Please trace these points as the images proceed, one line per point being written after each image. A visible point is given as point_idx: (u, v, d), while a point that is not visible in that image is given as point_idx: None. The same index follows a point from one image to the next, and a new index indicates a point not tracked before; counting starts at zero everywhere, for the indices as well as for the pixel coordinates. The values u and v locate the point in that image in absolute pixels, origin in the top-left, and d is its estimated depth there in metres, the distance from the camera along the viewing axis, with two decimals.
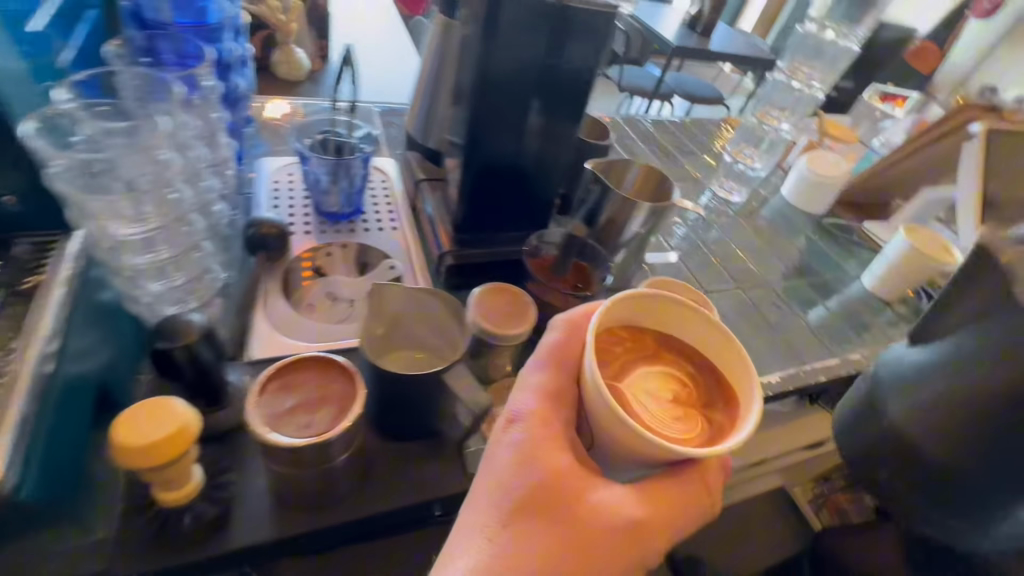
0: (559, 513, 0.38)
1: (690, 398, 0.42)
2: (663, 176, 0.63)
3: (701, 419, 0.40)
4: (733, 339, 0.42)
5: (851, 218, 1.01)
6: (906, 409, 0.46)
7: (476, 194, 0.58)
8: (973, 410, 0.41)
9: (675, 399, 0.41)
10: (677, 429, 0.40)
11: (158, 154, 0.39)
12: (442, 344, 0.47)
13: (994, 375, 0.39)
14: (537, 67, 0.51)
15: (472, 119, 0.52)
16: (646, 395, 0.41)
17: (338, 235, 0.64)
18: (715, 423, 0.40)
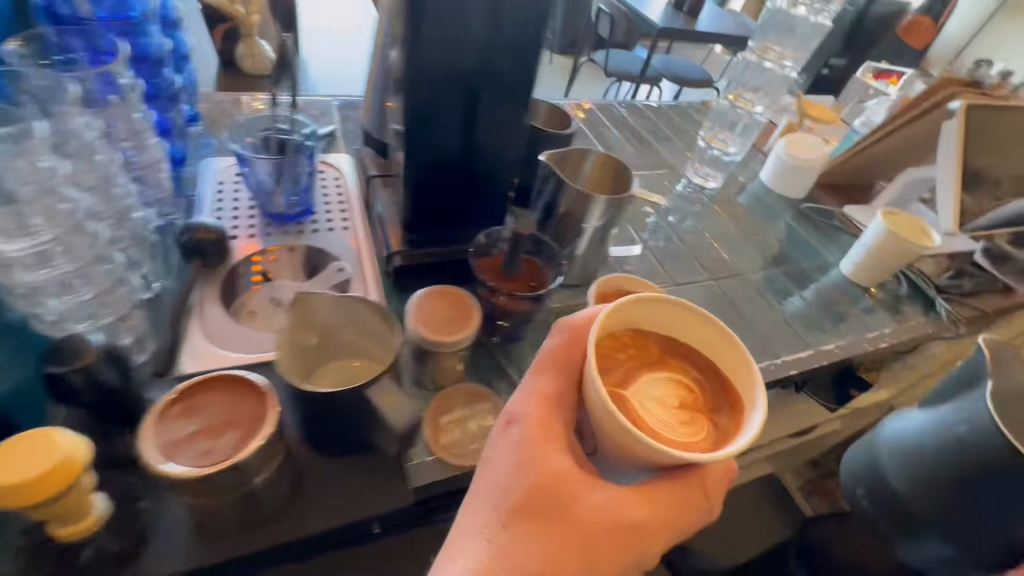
0: (554, 516, 0.35)
1: (697, 401, 0.39)
2: (621, 165, 0.60)
3: (705, 423, 0.38)
4: (738, 343, 0.40)
5: (831, 202, 0.98)
6: (901, 466, 0.60)
7: (423, 192, 0.54)
8: (966, 471, 0.52)
9: (679, 402, 0.39)
10: (683, 434, 0.37)
11: (40, 161, 0.36)
12: (377, 348, 0.44)
13: (982, 444, 0.51)
14: (476, 53, 0.47)
15: (410, 113, 0.49)
16: (649, 397, 0.38)
17: (285, 237, 0.61)
18: (720, 427, 0.38)
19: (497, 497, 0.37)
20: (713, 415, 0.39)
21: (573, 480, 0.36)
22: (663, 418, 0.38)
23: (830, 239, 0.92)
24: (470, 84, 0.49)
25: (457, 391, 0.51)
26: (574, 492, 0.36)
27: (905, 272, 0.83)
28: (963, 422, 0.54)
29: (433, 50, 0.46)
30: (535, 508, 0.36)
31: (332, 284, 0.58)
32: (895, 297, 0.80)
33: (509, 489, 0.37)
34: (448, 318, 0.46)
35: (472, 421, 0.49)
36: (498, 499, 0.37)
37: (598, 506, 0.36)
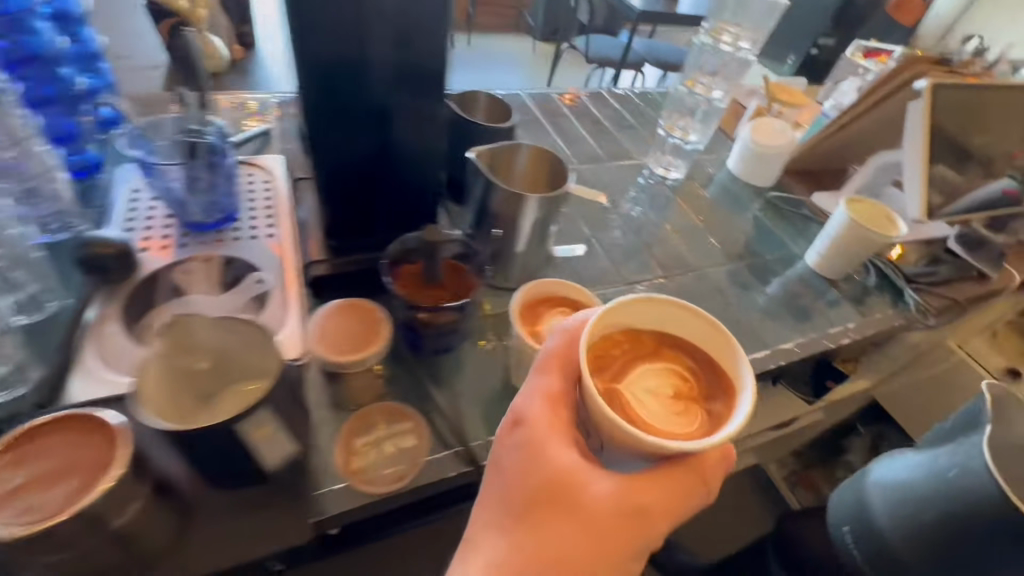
0: (563, 509, 0.36)
1: (690, 392, 0.40)
2: (555, 159, 0.57)
3: (699, 412, 0.39)
4: (723, 334, 0.41)
5: (801, 190, 0.94)
6: (893, 516, 0.48)
7: (339, 197, 0.50)
8: (963, 532, 0.43)
9: (674, 393, 0.40)
10: (678, 423, 0.38)
11: None
12: (257, 366, 0.38)
13: (987, 510, 0.41)
14: (371, 44, 0.42)
15: (309, 113, 0.44)
16: (644, 392, 0.39)
17: (201, 247, 0.57)
18: (714, 414, 0.38)
19: (506, 491, 0.37)
20: (706, 404, 0.39)
21: (580, 473, 0.37)
22: (653, 408, 0.39)
23: (799, 229, 0.88)
24: (373, 79, 0.44)
25: (375, 411, 0.47)
26: (579, 484, 0.36)
27: (874, 260, 0.79)
28: (956, 467, 0.44)
29: (320, 43, 0.41)
30: (542, 502, 0.36)
31: (250, 297, 0.54)
32: (862, 289, 0.77)
33: (517, 484, 0.37)
34: (353, 335, 0.42)
35: (388, 443, 0.46)
36: (509, 494, 0.37)
37: (605, 497, 0.36)
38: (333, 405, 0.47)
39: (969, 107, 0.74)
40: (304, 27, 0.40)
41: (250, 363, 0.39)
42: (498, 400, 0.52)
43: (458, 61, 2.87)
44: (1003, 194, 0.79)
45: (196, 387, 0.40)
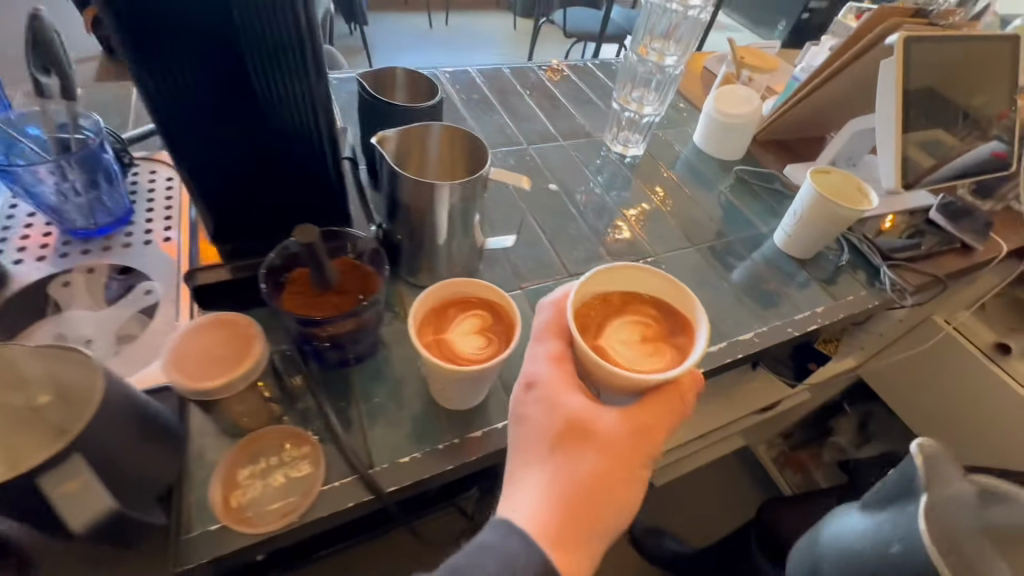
0: (585, 443, 0.37)
1: (655, 334, 0.43)
2: (471, 138, 0.51)
3: (667, 348, 0.41)
4: (671, 279, 0.44)
5: (773, 162, 0.87)
6: None
7: (220, 199, 0.45)
8: None
9: (644, 337, 0.42)
10: (653, 360, 0.40)
11: None
12: (88, 397, 0.32)
13: None
14: (210, 24, 0.36)
15: (156, 110, 0.39)
16: (620, 342, 0.42)
17: (84, 257, 0.52)
18: (680, 348, 0.41)
19: (530, 440, 0.38)
20: (671, 341, 0.42)
21: (589, 411, 0.38)
22: (623, 353, 0.41)
23: (769, 205, 0.81)
24: (224, 64, 0.38)
25: (265, 435, 0.42)
26: (590, 420, 0.38)
27: (846, 236, 0.73)
28: (898, 542, 0.39)
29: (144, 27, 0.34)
30: (562, 441, 0.38)
31: (136, 310, 0.49)
32: (835, 268, 0.71)
33: (538, 432, 0.38)
34: (218, 358, 0.37)
35: (278, 472, 0.41)
36: (532, 440, 0.38)
37: (615, 428, 0.38)
38: (217, 431, 0.42)
39: (947, 62, 0.67)
40: (117, 10, 0.33)
41: (77, 394, 0.33)
42: (410, 416, 0.46)
43: (435, 41, 2.75)
44: (993, 156, 0.72)
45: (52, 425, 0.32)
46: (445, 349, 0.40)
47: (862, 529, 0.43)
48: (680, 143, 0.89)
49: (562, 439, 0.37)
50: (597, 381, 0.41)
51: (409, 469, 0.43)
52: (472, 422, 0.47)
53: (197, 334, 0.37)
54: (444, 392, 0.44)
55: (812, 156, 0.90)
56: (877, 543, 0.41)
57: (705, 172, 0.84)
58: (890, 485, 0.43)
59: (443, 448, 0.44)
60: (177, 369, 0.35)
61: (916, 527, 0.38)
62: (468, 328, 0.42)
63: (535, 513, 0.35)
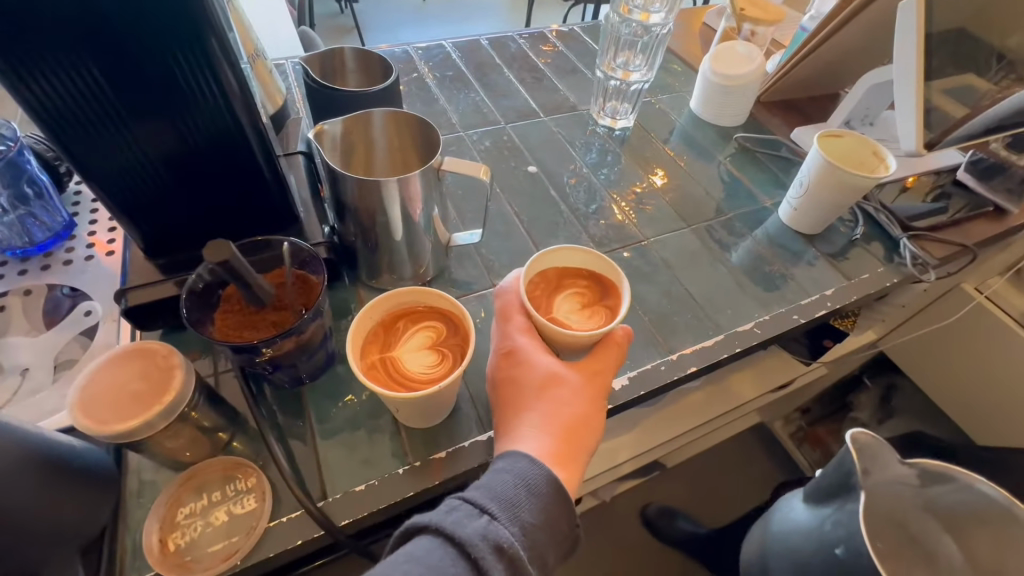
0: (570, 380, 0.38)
1: (590, 297, 0.43)
2: (417, 121, 0.45)
3: (602, 308, 0.42)
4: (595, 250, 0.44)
5: (779, 126, 0.79)
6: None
7: (144, 208, 0.41)
8: None
9: (581, 304, 0.42)
10: (595, 322, 0.41)
11: None
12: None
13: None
14: (80, 13, 0.30)
15: (45, 120, 0.34)
16: (565, 315, 0.41)
17: (22, 278, 0.48)
18: (609, 305, 0.41)
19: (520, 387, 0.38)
20: (604, 302, 0.42)
21: (559, 363, 0.39)
22: (566, 320, 0.41)
23: (775, 175, 0.73)
24: (109, 57, 0.33)
25: (206, 468, 0.38)
26: (563, 372, 0.38)
27: (861, 205, 0.66)
28: (842, 545, 0.44)
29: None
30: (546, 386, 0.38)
31: (75, 333, 0.46)
32: (848, 241, 0.64)
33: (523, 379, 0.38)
34: (132, 394, 0.33)
35: (220, 508, 0.37)
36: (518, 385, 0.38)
37: (584, 373, 0.39)
38: (157, 464, 0.39)
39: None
40: None
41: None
42: (369, 436, 0.42)
43: (426, 15, 2.63)
44: None
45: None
46: (392, 370, 0.36)
47: (804, 524, 0.49)
48: (675, 111, 0.81)
49: (542, 386, 0.37)
50: (553, 341, 0.41)
51: (365, 498, 0.39)
52: (436, 442, 0.43)
53: (109, 370, 0.34)
54: (402, 413, 0.39)
55: (822, 116, 0.82)
56: (817, 540, 0.47)
57: (703, 142, 0.77)
58: (827, 480, 0.48)
59: (404, 472, 0.41)
60: (86, 411, 0.32)
61: (857, 528, 0.43)
62: (418, 343, 0.37)
63: (532, 446, 0.35)
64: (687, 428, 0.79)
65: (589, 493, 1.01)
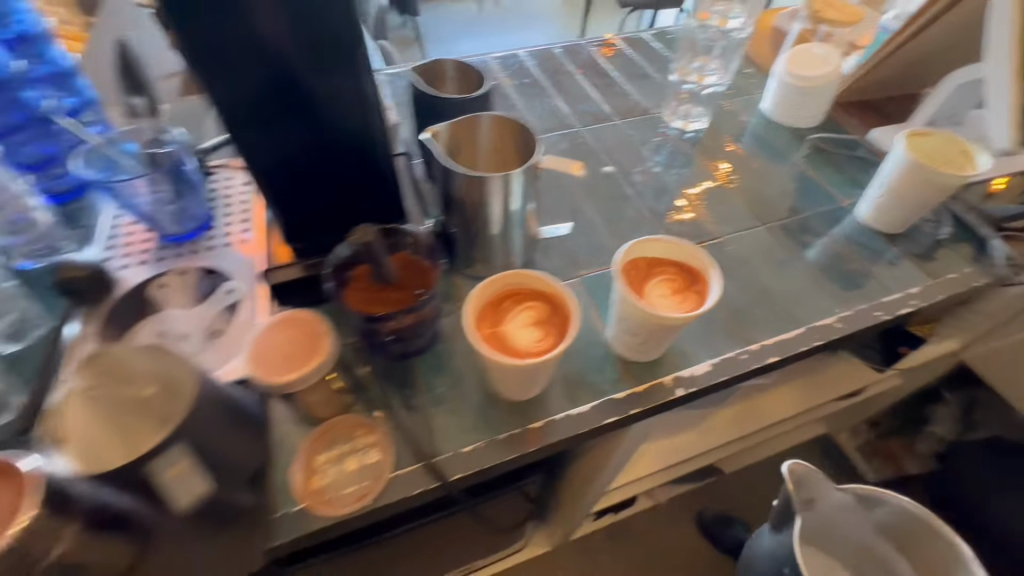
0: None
1: (679, 283, 0.45)
2: (522, 127, 0.50)
3: (692, 294, 0.44)
4: (679, 240, 0.46)
5: (856, 126, 0.79)
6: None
7: (286, 199, 0.48)
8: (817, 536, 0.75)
9: (673, 290, 0.44)
10: (686, 306, 0.44)
11: None
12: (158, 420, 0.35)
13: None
14: (266, 30, 0.37)
15: (227, 119, 0.41)
16: (657, 299, 0.44)
17: (178, 260, 0.57)
18: (698, 291, 0.44)
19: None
20: (693, 288, 0.45)
21: None
22: (657, 304, 0.43)
23: (852, 175, 0.73)
24: (280, 67, 0.39)
25: (337, 424, 0.44)
26: None
27: (948, 206, 0.65)
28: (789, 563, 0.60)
29: (206, 39, 0.36)
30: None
31: (221, 307, 0.53)
32: (932, 242, 0.63)
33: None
34: (291, 354, 0.40)
35: (351, 458, 0.43)
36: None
37: None
38: (296, 419, 0.45)
39: None
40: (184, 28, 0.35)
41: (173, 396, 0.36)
42: (471, 406, 0.47)
43: (484, 27, 2.71)
44: None
45: (157, 414, 0.36)
46: (502, 342, 0.41)
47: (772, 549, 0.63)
48: (747, 112, 0.82)
49: None
50: (644, 326, 0.44)
51: (471, 457, 0.44)
52: (531, 413, 0.47)
53: (274, 332, 0.40)
54: (505, 382, 0.44)
55: (903, 116, 0.81)
56: (778, 557, 0.62)
57: (776, 143, 0.78)
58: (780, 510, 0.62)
59: (503, 438, 0.45)
60: (258, 364, 0.39)
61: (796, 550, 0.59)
62: (525, 320, 0.42)
63: None
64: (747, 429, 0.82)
65: (646, 493, 1.03)
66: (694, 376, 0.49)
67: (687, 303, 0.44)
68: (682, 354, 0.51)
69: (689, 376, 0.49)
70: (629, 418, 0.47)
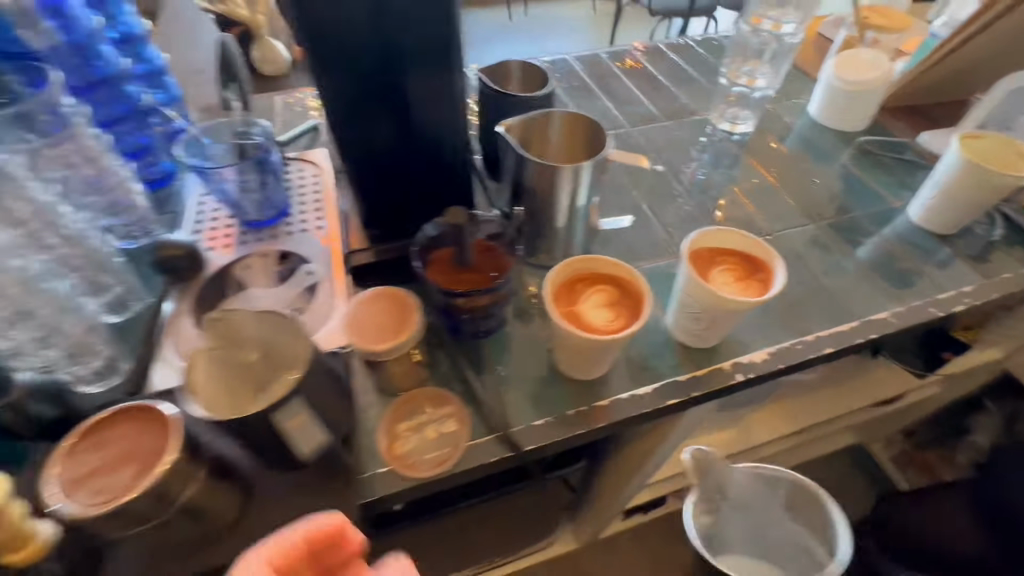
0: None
1: (743, 272, 0.47)
2: (593, 124, 0.53)
3: (756, 282, 0.46)
4: (744, 232, 0.49)
5: (903, 131, 0.80)
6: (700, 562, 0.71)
7: (370, 189, 0.51)
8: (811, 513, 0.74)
9: (737, 279, 0.47)
10: (751, 294, 0.46)
11: None
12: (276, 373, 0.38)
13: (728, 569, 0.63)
14: (376, 31, 0.41)
15: (330, 110, 0.45)
16: (723, 286, 0.46)
17: (259, 243, 0.61)
18: (761, 279, 0.46)
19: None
20: (756, 276, 0.47)
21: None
22: (723, 290, 0.46)
23: (900, 177, 0.74)
24: (384, 64, 0.43)
25: (417, 396, 0.47)
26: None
27: (1000, 209, 0.66)
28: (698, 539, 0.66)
29: (326, 38, 0.41)
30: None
31: (301, 288, 0.57)
32: (985, 243, 0.64)
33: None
34: (383, 326, 0.43)
35: (430, 427, 0.46)
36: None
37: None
38: (377, 390, 0.48)
39: None
40: (310, 26, 0.40)
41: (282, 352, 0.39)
42: (539, 384, 0.50)
43: (514, 35, 2.76)
44: None
45: (255, 378, 0.39)
46: (578, 320, 0.43)
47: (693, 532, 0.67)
48: (793, 114, 0.84)
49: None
50: (709, 310, 0.46)
51: (542, 431, 0.46)
52: (596, 392, 0.49)
53: (369, 304, 0.44)
54: (575, 360, 0.46)
55: (951, 121, 0.82)
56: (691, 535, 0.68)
57: (823, 146, 0.79)
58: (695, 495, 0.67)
59: (571, 414, 0.48)
60: (355, 334, 0.42)
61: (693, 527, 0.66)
62: (598, 301, 0.45)
63: None
64: (776, 434, 0.84)
65: (676, 493, 1.03)
66: (752, 363, 0.51)
67: (752, 291, 0.46)
68: (739, 342, 0.53)
69: (747, 363, 0.51)
70: (690, 400, 0.49)
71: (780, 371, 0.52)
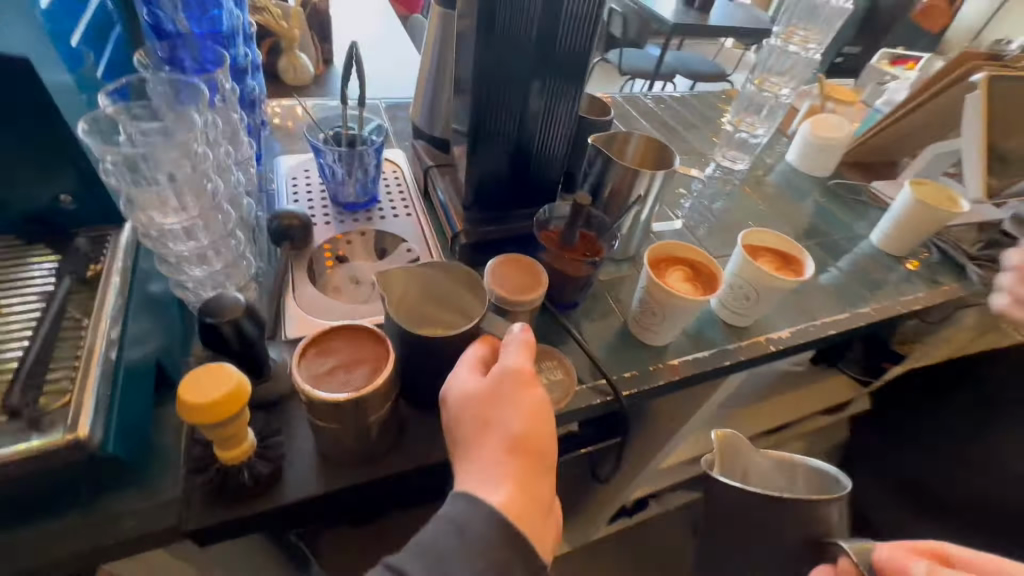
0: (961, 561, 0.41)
1: (779, 263, 0.62)
2: (661, 146, 0.67)
3: (789, 269, 0.61)
4: (782, 235, 0.63)
5: (858, 179, 1.02)
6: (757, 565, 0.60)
7: (483, 179, 0.61)
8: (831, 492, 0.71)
9: (776, 265, 0.61)
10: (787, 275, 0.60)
11: (206, 186, 0.43)
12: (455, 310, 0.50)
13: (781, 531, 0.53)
14: (532, 58, 0.53)
15: (476, 113, 0.56)
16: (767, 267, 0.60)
17: (356, 223, 0.68)
18: (792, 266, 0.61)
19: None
20: (789, 267, 0.62)
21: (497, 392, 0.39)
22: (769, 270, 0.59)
23: (860, 213, 0.94)
24: (529, 84, 0.55)
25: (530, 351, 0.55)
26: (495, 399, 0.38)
27: (937, 241, 0.86)
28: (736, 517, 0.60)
29: (495, 57, 0.52)
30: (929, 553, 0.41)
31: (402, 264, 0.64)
32: (927, 264, 0.83)
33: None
34: (522, 283, 0.52)
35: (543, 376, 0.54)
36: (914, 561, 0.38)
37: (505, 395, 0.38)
38: None
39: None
40: (488, 47, 0.51)
41: (449, 292, 0.50)
42: (619, 347, 0.60)
43: None
44: None
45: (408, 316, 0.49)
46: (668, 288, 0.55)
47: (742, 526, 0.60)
48: (775, 160, 1.03)
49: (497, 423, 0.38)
50: (757, 288, 0.59)
51: (630, 382, 0.57)
52: (666, 355, 0.60)
53: (504, 267, 0.53)
54: (658, 324, 0.57)
55: (891, 175, 1.04)
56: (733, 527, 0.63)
57: (801, 186, 0.98)
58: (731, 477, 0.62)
59: (650, 371, 0.58)
60: (499, 288, 0.51)
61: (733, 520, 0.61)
62: (678, 277, 0.57)
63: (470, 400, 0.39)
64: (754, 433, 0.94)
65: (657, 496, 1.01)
66: (780, 338, 0.65)
67: (788, 274, 0.60)
68: (767, 322, 0.66)
69: (776, 338, 0.65)
70: (738, 364, 0.61)
71: (800, 346, 0.65)
